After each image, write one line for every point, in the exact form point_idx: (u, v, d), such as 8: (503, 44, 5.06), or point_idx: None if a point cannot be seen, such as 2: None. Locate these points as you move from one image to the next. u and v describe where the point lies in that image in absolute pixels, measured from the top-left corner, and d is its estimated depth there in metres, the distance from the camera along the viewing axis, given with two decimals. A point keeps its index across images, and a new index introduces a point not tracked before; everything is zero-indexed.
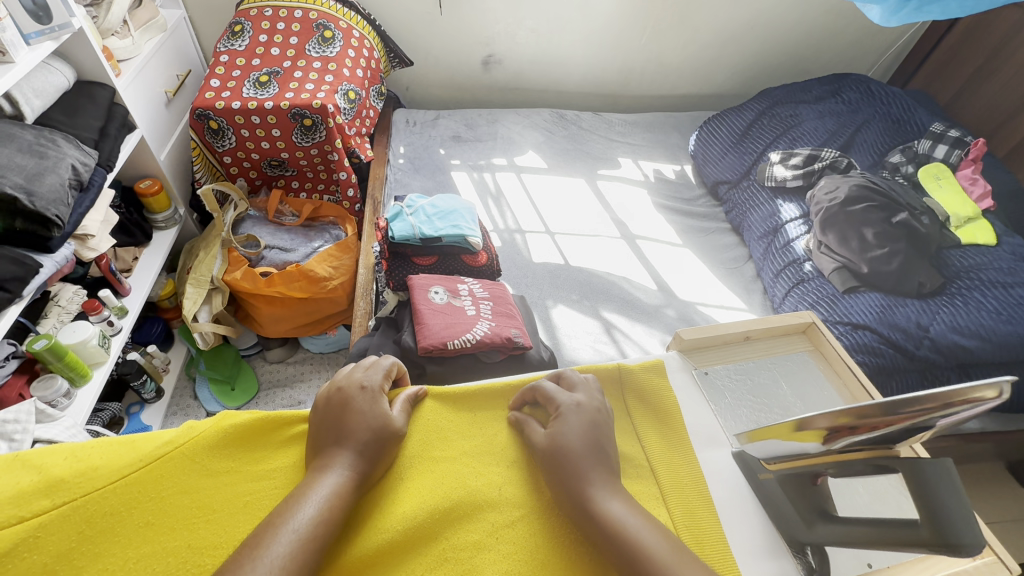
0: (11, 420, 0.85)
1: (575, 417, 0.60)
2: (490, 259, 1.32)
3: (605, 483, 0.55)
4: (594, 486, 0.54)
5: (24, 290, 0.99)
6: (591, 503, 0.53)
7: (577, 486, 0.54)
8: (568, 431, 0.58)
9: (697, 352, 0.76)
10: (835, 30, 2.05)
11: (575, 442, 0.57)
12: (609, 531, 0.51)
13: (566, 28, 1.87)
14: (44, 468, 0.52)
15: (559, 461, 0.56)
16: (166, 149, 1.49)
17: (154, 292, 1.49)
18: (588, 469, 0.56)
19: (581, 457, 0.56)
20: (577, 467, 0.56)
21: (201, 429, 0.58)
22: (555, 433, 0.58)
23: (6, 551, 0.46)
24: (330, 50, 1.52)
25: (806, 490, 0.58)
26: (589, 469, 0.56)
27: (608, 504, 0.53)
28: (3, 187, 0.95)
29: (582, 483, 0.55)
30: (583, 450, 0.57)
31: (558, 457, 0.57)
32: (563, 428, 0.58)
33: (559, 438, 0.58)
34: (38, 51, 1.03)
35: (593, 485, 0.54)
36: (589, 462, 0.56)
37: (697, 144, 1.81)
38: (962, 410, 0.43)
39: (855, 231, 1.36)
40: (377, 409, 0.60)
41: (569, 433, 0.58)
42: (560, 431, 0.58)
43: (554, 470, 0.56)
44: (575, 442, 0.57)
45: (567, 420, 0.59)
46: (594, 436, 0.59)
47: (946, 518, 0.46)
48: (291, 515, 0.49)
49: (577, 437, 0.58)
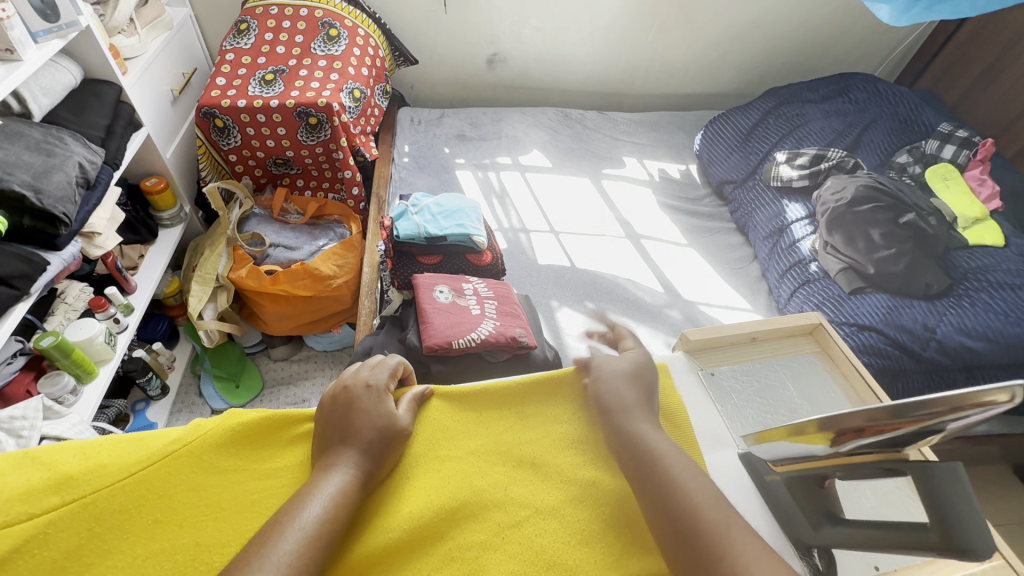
0: (19, 417, 0.86)
1: (627, 361, 0.68)
2: (494, 258, 1.31)
3: (645, 418, 0.61)
4: (635, 417, 0.61)
5: (31, 287, 0.99)
6: (631, 430, 0.59)
7: (620, 417, 0.61)
8: (617, 372, 0.66)
9: (703, 353, 0.76)
10: (842, 29, 2.03)
11: (623, 380, 0.65)
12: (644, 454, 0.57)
13: (570, 26, 1.86)
14: (54, 465, 0.52)
15: (606, 393, 0.64)
16: (172, 147, 1.50)
17: (160, 290, 1.50)
18: (632, 403, 0.63)
19: (627, 391, 0.64)
20: (622, 400, 0.63)
21: (209, 427, 0.58)
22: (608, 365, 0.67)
23: (17, 547, 0.47)
24: (335, 48, 1.51)
25: (813, 493, 0.57)
26: (632, 405, 0.63)
27: (648, 432, 0.59)
28: (11, 185, 0.96)
29: (625, 414, 0.62)
30: (631, 387, 0.65)
31: (608, 390, 0.65)
32: (614, 366, 0.67)
33: (609, 374, 0.66)
34: (46, 49, 1.03)
35: (635, 419, 0.61)
36: (634, 398, 0.63)
37: (702, 143, 1.80)
38: (972, 413, 0.41)
39: (861, 231, 1.36)
40: (381, 409, 0.60)
41: (619, 372, 0.66)
42: (609, 367, 0.67)
43: (601, 399, 0.64)
44: (624, 379, 0.65)
45: (617, 361, 0.68)
46: (642, 375, 0.67)
47: (956, 522, 0.45)
48: (297, 513, 0.49)
49: (626, 376, 0.66)
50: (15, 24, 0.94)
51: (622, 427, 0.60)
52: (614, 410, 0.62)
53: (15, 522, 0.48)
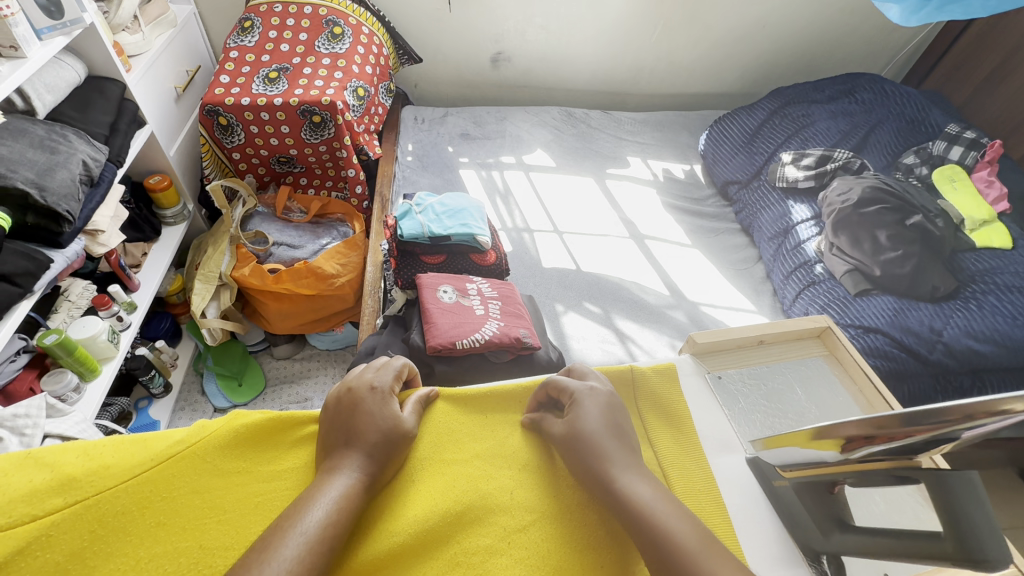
0: (21, 415, 0.86)
1: (594, 403, 0.61)
2: (498, 258, 1.30)
3: (627, 468, 0.55)
4: (616, 471, 0.55)
5: (35, 285, 0.99)
6: (613, 486, 0.53)
7: (600, 470, 0.55)
8: (588, 418, 0.59)
9: (710, 355, 0.76)
10: (848, 29, 2.02)
11: (596, 429, 0.58)
12: (632, 513, 0.51)
13: (575, 25, 1.86)
14: (56, 466, 0.52)
15: (578, 447, 0.57)
16: (176, 144, 1.50)
17: (163, 287, 1.50)
18: (612, 450, 0.57)
19: (603, 437, 0.58)
20: (599, 451, 0.56)
21: (213, 428, 0.58)
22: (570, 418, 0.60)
23: (19, 549, 0.47)
24: (339, 47, 1.51)
25: (823, 499, 0.57)
26: (612, 452, 0.56)
27: (632, 484, 0.53)
28: (14, 182, 0.95)
29: (606, 463, 0.55)
30: (606, 434, 0.58)
31: (579, 441, 0.57)
32: (581, 416, 0.59)
33: (580, 422, 0.59)
34: (50, 46, 1.03)
35: (614, 470, 0.55)
36: (612, 448, 0.57)
37: (707, 144, 1.79)
38: (984, 424, 0.41)
39: (868, 233, 1.35)
40: (387, 411, 0.60)
41: (589, 421, 0.59)
42: (577, 419, 0.59)
43: (576, 458, 0.57)
44: (598, 432, 0.58)
45: (583, 407, 0.60)
46: (614, 418, 0.60)
47: (972, 534, 0.44)
48: (300, 518, 0.49)
49: (598, 424, 0.59)
50: (19, 21, 0.93)
51: (602, 480, 0.54)
52: (591, 467, 0.55)
53: (16, 524, 0.47)
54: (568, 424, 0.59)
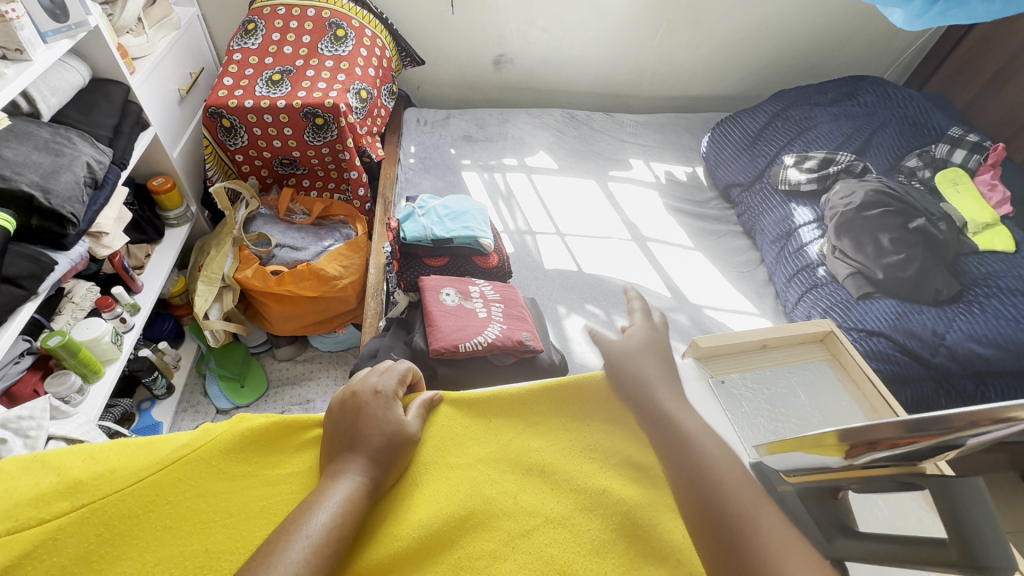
0: (26, 417, 0.86)
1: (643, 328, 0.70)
2: (501, 260, 1.31)
3: (667, 389, 0.61)
4: (657, 388, 0.61)
5: (39, 287, 0.99)
6: (652, 400, 0.60)
7: (643, 387, 0.61)
8: (636, 336, 0.68)
9: (713, 360, 0.77)
10: (850, 31, 2.02)
11: (641, 347, 0.66)
12: (665, 421, 0.57)
13: (578, 27, 1.86)
14: (62, 470, 0.52)
15: (621, 360, 0.66)
16: (179, 146, 1.50)
17: (166, 289, 1.50)
18: (655, 371, 0.64)
19: (649, 357, 0.65)
20: (644, 373, 0.63)
21: (218, 432, 0.58)
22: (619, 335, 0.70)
23: (27, 552, 0.47)
24: (342, 49, 1.51)
25: (826, 504, 0.54)
26: (657, 372, 0.63)
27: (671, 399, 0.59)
28: (19, 185, 0.96)
29: (648, 376, 0.63)
30: (647, 350, 0.66)
31: (622, 354, 0.66)
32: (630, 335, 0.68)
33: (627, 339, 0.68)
34: (55, 49, 1.03)
35: (657, 391, 0.61)
36: (656, 366, 0.64)
37: (709, 146, 1.80)
38: (988, 431, 0.41)
39: (871, 236, 1.35)
40: (390, 415, 0.60)
41: (637, 339, 0.68)
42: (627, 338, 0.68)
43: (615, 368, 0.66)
44: (643, 351, 0.66)
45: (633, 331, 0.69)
46: (660, 341, 0.68)
47: (974, 538, 0.44)
48: (307, 520, 0.49)
49: (644, 343, 0.67)
50: (25, 24, 0.94)
51: (642, 394, 0.61)
52: (634, 378, 0.63)
53: (25, 527, 0.48)
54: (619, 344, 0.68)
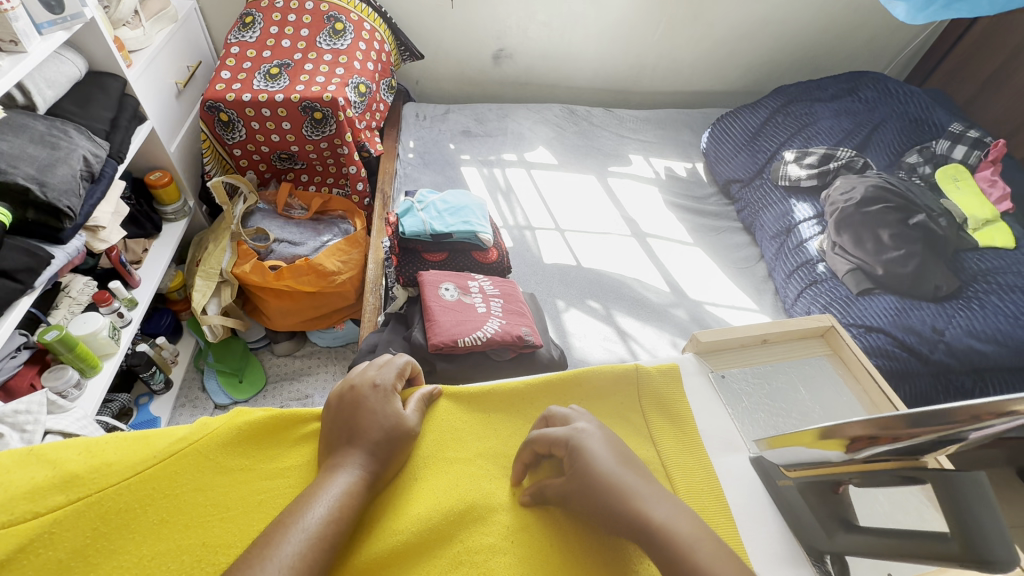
0: (22, 411, 0.85)
1: (594, 443, 0.55)
2: (500, 256, 1.30)
3: (657, 497, 0.51)
4: (648, 504, 0.50)
5: (36, 281, 0.99)
6: (649, 525, 0.49)
7: (631, 509, 0.50)
8: (600, 459, 0.53)
9: (714, 354, 0.76)
10: (851, 27, 2.02)
11: (610, 467, 0.53)
12: (673, 552, 0.47)
13: (577, 22, 1.85)
14: (58, 463, 0.51)
15: (595, 494, 0.51)
16: (176, 140, 1.49)
17: (164, 284, 1.50)
18: (634, 482, 0.52)
19: (619, 471, 0.53)
20: (627, 490, 0.51)
21: (216, 426, 0.58)
22: (575, 475, 0.53)
23: (21, 547, 0.47)
24: (340, 43, 1.50)
25: (827, 499, 0.56)
26: (635, 484, 0.52)
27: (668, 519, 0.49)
28: (15, 178, 0.95)
29: (635, 502, 0.50)
30: (619, 472, 0.53)
31: (596, 490, 0.52)
32: (586, 461, 0.53)
33: (590, 465, 0.53)
34: (51, 41, 1.02)
35: (645, 503, 0.50)
36: (632, 477, 0.53)
37: (709, 142, 1.79)
38: (990, 425, 0.41)
39: (871, 232, 1.34)
40: (389, 409, 0.60)
41: (601, 460, 0.53)
42: (582, 467, 0.53)
43: (591, 511, 0.52)
44: (610, 466, 0.53)
45: (583, 451, 0.54)
46: (618, 452, 0.55)
47: (978, 533, 0.42)
48: (302, 515, 0.49)
49: (610, 462, 0.53)
50: (20, 15, 0.93)
51: (635, 524, 0.49)
52: (621, 509, 0.50)
53: (19, 521, 0.47)
54: (584, 472, 0.53)
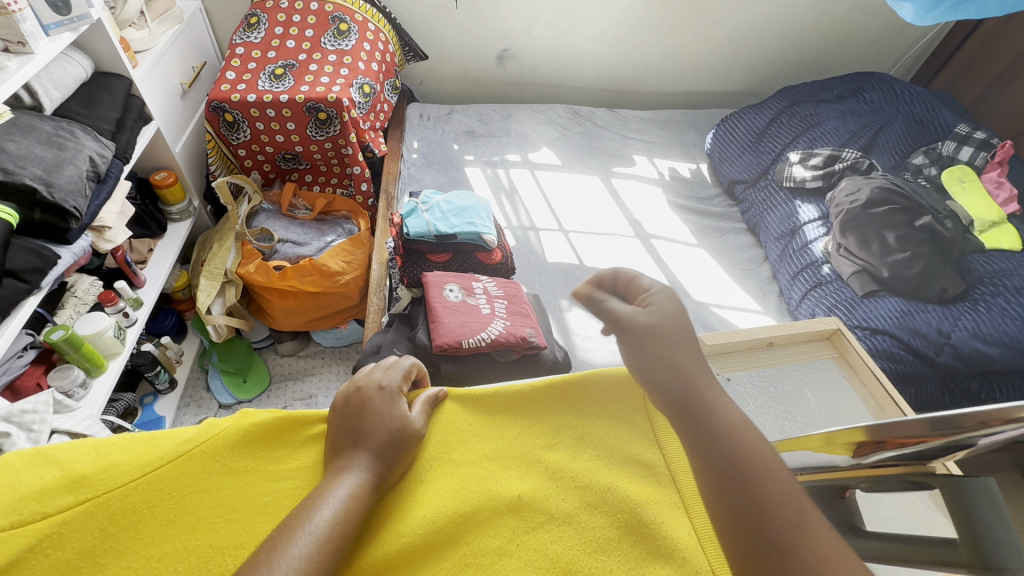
0: (30, 410, 0.86)
1: (671, 301, 0.53)
2: (504, 257, 1.29)
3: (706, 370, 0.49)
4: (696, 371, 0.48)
5: (42, 281, 0.99)
6: (695, 389, 0.46)
7: (682, 370, 0.48)
8: (676, 313, 0.52)
9: (717, 358, 0.75)
10: (857, 27, 2.01)
11: (683, 323, 0.51)
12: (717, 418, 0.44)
13: (581, 21, 1.84)
14: (66, 464, 0.52)
15: (660, 338, 0.50)
16: (181, 141, 1.49)
17: (168, 284, 1.50)
18: (692, 348, 0.50)
19: (687, 333, 0.51)
20: (683, 353, 0.49)
21: (222, 427, 0.58)
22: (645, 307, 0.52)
23: (30, 546, 0.47)
24: (345, 43, 1.50)
25: (834, 502, 0.51)
26: (691, 349, 0.50)
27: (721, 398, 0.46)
28: (22, 179, 0.95)
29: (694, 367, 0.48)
30: (686, 333, 0.51)
31: (659, 334, 0.50)
32: (661, 308, 0.52)
33: (664, 315, 0.51)
34: (58, 42, 1.03)
35: (698, 370, 0.48)
36: (690, 344, 0.51)
37: (714, 142, 1.80)
38: (998, 430, 0.43)
39: (876, 234, 1.32)
40: (395, 410, 0.60)
41: (675, 317, 0.51)
42: (656, 311, 0.52)
43: (643, 349, 0.50)
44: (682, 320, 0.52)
45: (661, 302, 0.52)
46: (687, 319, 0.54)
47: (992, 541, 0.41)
48: (309, 516, 0.49)
49: (682, 322, 0.52)
50: (27, 16, 0.93)
51: (682, 385, 0.47)
52: (675, 363, 0.48)
53: (30, 521, 0.48)
54: (657, 316, 0.51)
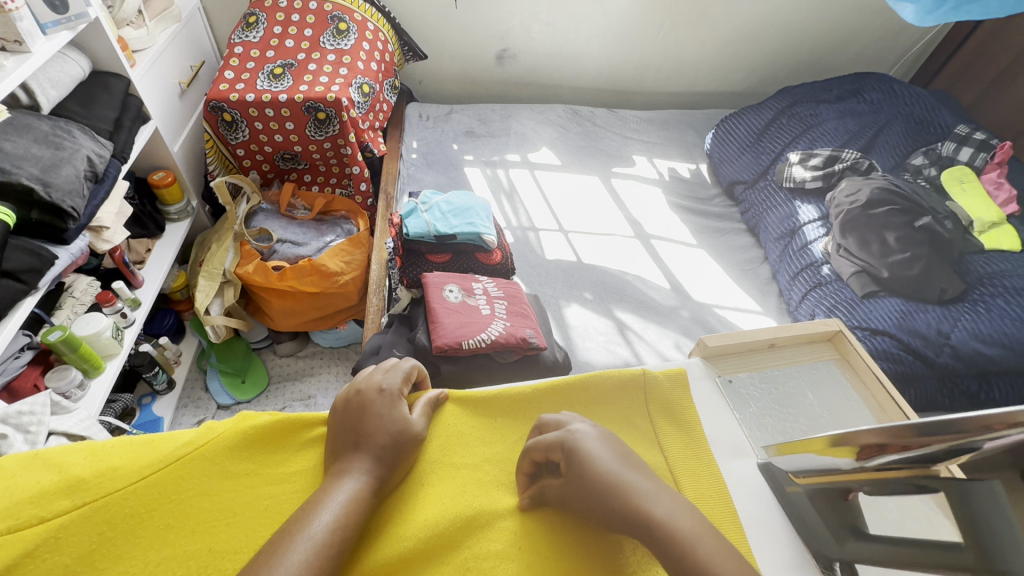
0: (27, 412, 0.85)
1: (590, 445, 0.54)
2: (504, 257, 1.30)
3: (656, 490, 0.51)
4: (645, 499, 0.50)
5: (39, 281, 0.98)
6: (648, 519, 0.49)
7: (629, 508, 0.50)
8: (596, 458, 0.53)
9: (720, 359, 0.76)
10: (857, 28, 2.01)
11: (610, 465, 0.52)
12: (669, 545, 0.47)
13: (582, 20, 1.84)
14: (64, 467, 0.51)
15: (594, 496, 0.51)
16: (179, 140, 1.49)
17: (166, 284, 1.50)
18: (631, 479, 0.52)
19: (619, 470, 0.52)
20: (628, 488, 0.51)
21: (221, 430, 0.57)
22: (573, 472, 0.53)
23: (27, 551, 0.46)
24: (344, 43, 1.50)
25: (836, 506, 0.55)
26: (632, 479, 0.52)
27: (672, 518, 0.49)
28: (19, 178, 0.94)
29: (635, 497, 0.50)
30: (618, 470, 0.52)
31: (592, 493, 0.51)
32: (585, 461, 0.53)
33: (587, 465, 0.52)
34: (55, 41, 1.02)
35: (644, 499, 0.50)
36: (629, 476, 0.52)
37: (713, 143, 1.78)
38: (1002, 435, 0.42)
39: (876, 235, 1.34)
40: (396, 414, 0.59)
41: (599, 459, 0.53)
42: (579, 468, 0.53)
43: (593, 516, 0.51)
44: (608, 465, 0.52)
45: (580, 454, 0.53)
46: (618, 454, 0.54)
47: (995, 543, 0.41)
48: (308, 521, 0.48)
49: (608, 460, 0.53)
50: (24, 15, 0.93)
51: (636, 523, 0.49)
52: (623, 510, 0.50)
53: (25, 526, 0.47)
54: (581, 477, 0.52)
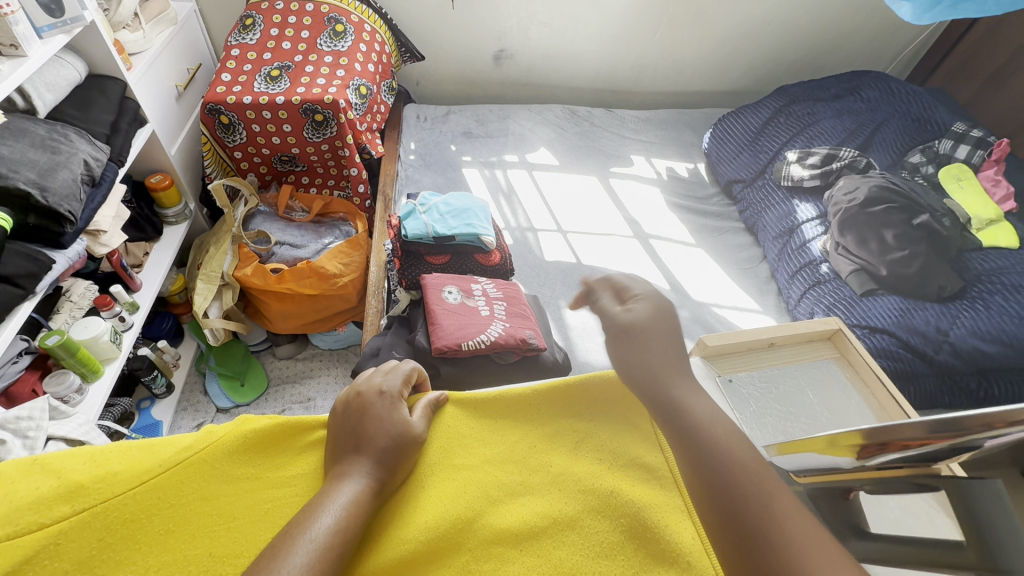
0: (25, 417, 0.85)
1: (649, 311, 0.63)
2: (503, 258, 1.30)
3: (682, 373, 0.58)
4: (668, 372, 0.57)
5: (36, 286, 0.98)
6: (666, 395, 0.56)
7: (656, 376, 0.57)
8: (649, 322, 0.62)
9: (722, 359, 0.77)
10: (853, 26, 2.01)
11: (655, 331, 0.61)
12: (683, 420, 0.53)
13: (579, 22, 1.84)
14: (63, 473, 0.51)
15: (640, 347, 0.60)
16: (177, 143, 1.48)
17: (165, 288, 1.49)
18: (666, 351, 0.60)
19: (660, 339, 0.60)
20: (660, 357, 0.59)
21: (221, 434, 0.57)
22: (630, 312, 0.63)
23: (27, 558, 0.46)
24: (341, 44, 1.50)
25: (836, 504, 0.55)
26: (667, 352, 0.59)
27: (684, 394, 0.55)
28: (15, 183, 0.94)
29: (664, 371, 0.57)
30: (660, 334, 0.61)
31: (636, 343, 0.60)
32: (640, 317, 0.62)
33: (640, 326, 0.62)
34: (51, 44, 1.02)
35: (670, 375, 0.57)
36: (669, 348, 0.60)
37: (712, 143, 1.79)
38: (1003, 433, 0.41)
39: (874, 233, 1.33)
40: (396, 416, 0.60)
41: (649, 324, 0.62)
42: (637, 321, 0.62)
43: (630, 354, 0.60)
44: (659, 327, 0.62)
45: (640, 311, 0.63)
46: (665, 321, 0.63)
47: (996, 541, 0.40)
48: (308, 524, 0.48)
49: (656, 329, 0.61)
50: (20, 19, 0.92)
51: (656, 390, 0.56)
52: (648, 371, 0.58)
53: (25, 532, 0.47)
54: (633, 331, 0.61)
